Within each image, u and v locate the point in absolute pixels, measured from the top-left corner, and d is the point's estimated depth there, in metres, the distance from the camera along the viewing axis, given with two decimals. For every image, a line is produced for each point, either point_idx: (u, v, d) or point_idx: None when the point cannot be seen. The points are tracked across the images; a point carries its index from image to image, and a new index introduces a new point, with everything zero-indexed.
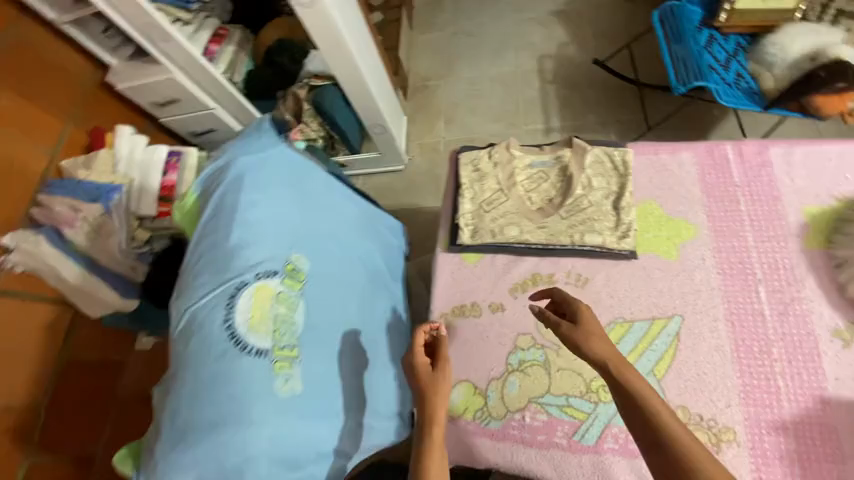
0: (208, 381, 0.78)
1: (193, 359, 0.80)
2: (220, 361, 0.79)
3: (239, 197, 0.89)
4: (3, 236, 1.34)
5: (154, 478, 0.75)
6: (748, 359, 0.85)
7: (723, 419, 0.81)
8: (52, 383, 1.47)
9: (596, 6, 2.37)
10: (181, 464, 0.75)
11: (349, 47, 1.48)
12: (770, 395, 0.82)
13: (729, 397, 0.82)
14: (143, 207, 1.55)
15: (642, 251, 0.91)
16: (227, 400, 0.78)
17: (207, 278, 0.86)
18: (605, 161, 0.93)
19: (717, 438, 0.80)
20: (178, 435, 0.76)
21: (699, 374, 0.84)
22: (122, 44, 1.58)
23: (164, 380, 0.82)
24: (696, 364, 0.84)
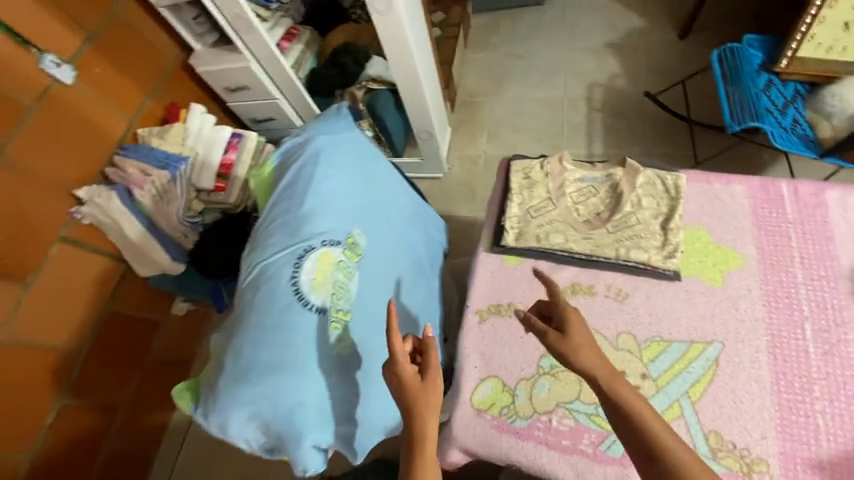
0: (270, 331, 0.84)
1: (258, 308, 0.86)
2: (283, 314, 0.85)
3: (314, 169, 0.95)
4: (79, 188, 1.47)
5: (214, 407, 0.82)
6: (788, 394, 0.83)
7: (757, 450, 0.79)
8: (94, 332, 1.57)
9: (650, 43, 2.41)
10: (239, 400, 0.81)
11: (413, 55, 1.58)
12: (809, 433, 0.80)
13: (765, 429, 0.81)
14: (203, 180, 1.67)
15: (686, 275, 0.92)
16: (285, 351, 0.83)
17: (278, 238, 0.92)
18: (657, 183, 0.96)
19: (749, 469, 0.78)
20: (239, 374, 0.83)
21: (735, 401, 0.82)
22: (207, 32, 1.72)
23: (231, 324, 0.90)
24: (733, 391, 0.83)
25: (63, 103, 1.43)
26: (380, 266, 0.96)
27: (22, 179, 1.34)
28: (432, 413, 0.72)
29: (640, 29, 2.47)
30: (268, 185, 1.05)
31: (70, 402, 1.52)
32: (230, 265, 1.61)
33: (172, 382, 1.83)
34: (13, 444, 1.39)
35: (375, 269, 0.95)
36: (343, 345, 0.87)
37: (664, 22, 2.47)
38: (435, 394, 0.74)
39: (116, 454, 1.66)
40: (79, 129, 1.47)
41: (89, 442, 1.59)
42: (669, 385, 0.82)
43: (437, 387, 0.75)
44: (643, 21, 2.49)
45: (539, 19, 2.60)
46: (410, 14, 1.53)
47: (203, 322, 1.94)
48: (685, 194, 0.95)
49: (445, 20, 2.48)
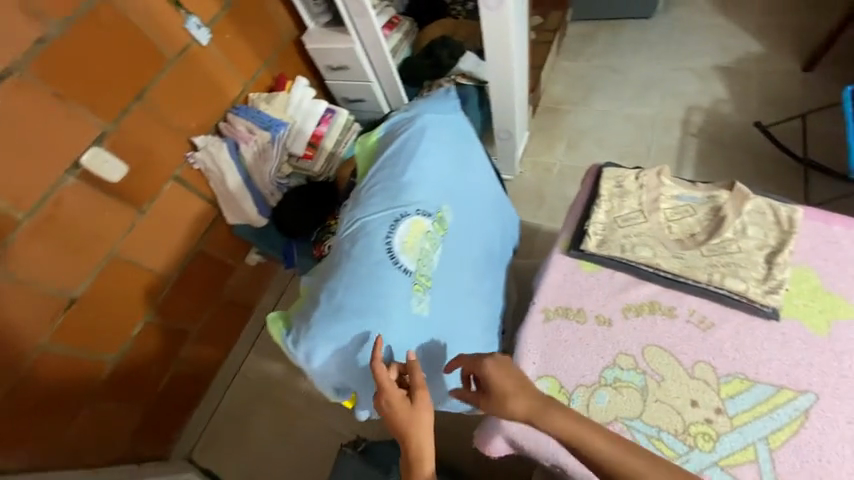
0: (362, 281, 0.89)
1: (353, 258, 0.91)
2: (375, 268, 0.90)
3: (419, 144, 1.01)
4: (196, 136, 1.66)
5: (304, 339, 0.88)
6: None
7: None
8: (182, 265, 1.75)
9: (767, 71, 2.21)
10: (329, 336, 0.87)
11: (512, 53, 1.59)
12: None
13: None
14: (295, 145, 1.83)
15: (786, 315, 0.84)
16: (373, 302, 0.88)
17: (378, 200, 0.97)
18: (766, 214, 0.90)
19: None
20: (329, 315, 0.88)
21: (821, 460, 0.73)
22: (322, 13, 1.87)
23: (324, 268, 0.96)
24: (825, 450, 0.74)
25: (197, 60, 1.61)
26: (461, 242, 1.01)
27: (155, 120, 1.52)
28: (426, 437, 0.76)
29: (756, 55, 2.27)
30: (369, 152, 1.11)
31: (152, 320, 1.71)
32: (307, 227, 1.76)
33: (233, 324, 2.01)
34: (105, 344, 1.59)
35: (455, 245, 1.01)
36: (422, 305, 0.92)
37: (787, 50, 2.25)
38: (427, 415, 0.77)
39: (179, 376, 1.85)
40: (205, 85, 1.65)
41: (160, 359, 1.77)
42: (747, 426, 0.76)
43: (427, 407, 0.78)
44: (762, 47, 2.29)
45: (642, 33, 2.48)
46: (517, 14, 1.55)
47: (267, 276, 2.11)
48: (799, 231, 0.89)
49: (543, 25, 2.45)
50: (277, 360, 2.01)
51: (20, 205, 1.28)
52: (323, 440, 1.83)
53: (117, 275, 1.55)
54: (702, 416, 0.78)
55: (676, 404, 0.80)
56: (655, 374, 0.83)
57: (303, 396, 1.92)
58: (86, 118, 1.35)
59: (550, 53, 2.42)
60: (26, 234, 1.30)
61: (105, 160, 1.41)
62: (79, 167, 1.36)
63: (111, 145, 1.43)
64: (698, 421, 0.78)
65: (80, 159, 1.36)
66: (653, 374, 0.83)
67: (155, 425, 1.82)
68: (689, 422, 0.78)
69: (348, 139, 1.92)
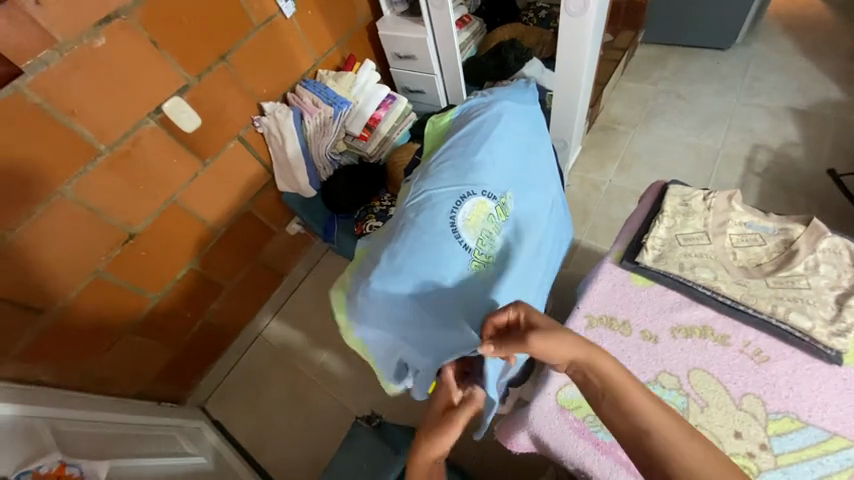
0: (425, 246, 0.91)
1: (418, 225, 0.93)
2: (439, 237, 0.93)
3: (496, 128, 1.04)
4: (265, 102, 1.75)
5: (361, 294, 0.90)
6: None
7: None
8: (231, 222, 1.84)
9: (846, 120, 2.09)
10: (390, 294, 0.90)
11: (583, 64, 1.58)
12: None
13: None
14: (353, 125, 1.88)
15: (850, 361, 0.79)
16: (434, 268, 0.90)
17: (448, 175, 0.99)
18: (843, 254, 0.86)
19: None
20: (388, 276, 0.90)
21: None
22: (399, 2, 1.92)
23: (385, 233, 0.98)
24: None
25: (279, 30, 1.69)
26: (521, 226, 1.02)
27: (233, 81, 1.61)
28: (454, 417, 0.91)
29: (837, 102, 2.15)
30: (439, 132, 1.14)
31: (193, 269, 1.78)
32: (354, 205, 1.80)
33: (265, 287, 2.08)
34: (152, 283, 1.67)
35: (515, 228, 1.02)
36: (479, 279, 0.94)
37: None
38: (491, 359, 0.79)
39: (208, 327, 1.93)
40: (281, 55, 1.74)
41: (193, 308, 1.85)
42: (791, 467, 0.73)
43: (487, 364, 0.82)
44: (845, 95, 2.17)
45: (716, 64, 2.41)
46: (597, 25, 1.53)
47: (303, 247, 2.18)
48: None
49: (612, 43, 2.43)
50: (300, 329, 2.08)
51: (104, 138, 1.36)
52: (333, 414, 1.87)
53: (173, 220, 1.64)
54: (746, 450, 0.75)
55: (718, 432, 0.77)
56: (698, 399, 0.80)
57: (319, 368, 1.97)
58: (174, 68, 1.44)
59: (615, 71, 2.40)
60: (103, 166, 1.39)
61: (183, 110, 1.51)
62: (160, 112, 1.46)
63: (191, 98, 1.52)
64: (740, 454, 0.75)
65: (162, 106, 1.46)
66: (697, 399, 0.80)
67: (180, 369, 1.90)
68: (729, 453, 0.75)
69: (403, 126, 1.98)
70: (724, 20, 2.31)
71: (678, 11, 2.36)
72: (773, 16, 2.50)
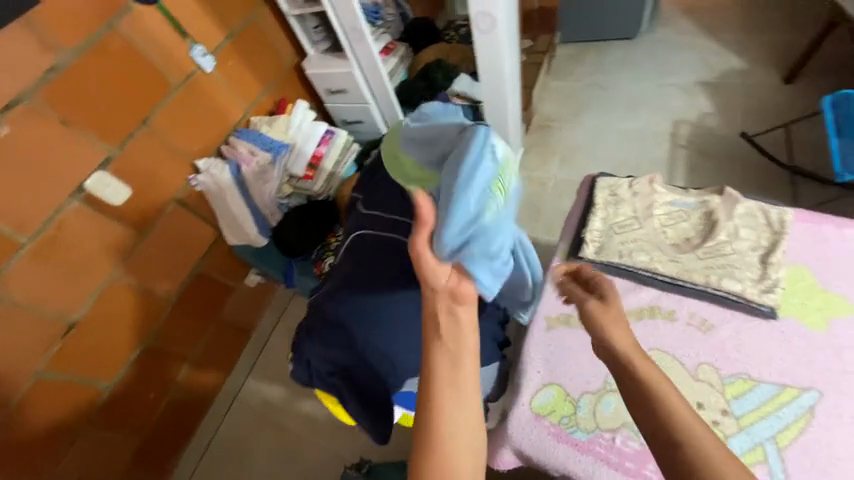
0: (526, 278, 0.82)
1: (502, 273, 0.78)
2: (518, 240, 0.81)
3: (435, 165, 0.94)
4: (199, 159, 1.70)
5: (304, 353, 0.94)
6: None
7: None
8: (182, 286, 1.75)
9: (749, 86, 2.29)
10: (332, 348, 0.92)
11: (503, 73, 1.66)
12: None
13: None
14: (295, 166, 1.86)
15: (784, 314, 0.84)
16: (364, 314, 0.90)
17: (485, 225, 0.68)
18: (758, 216, 0.93)
19: None
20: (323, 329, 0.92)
21: (831, 458, 0.73)
22: (322, 40, 1.96)
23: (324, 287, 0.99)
24: (831, 446, 0.73)
25: (201, 86, 1.67)
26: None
27: (160, 144, 1.56)
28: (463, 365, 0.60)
29: (739, 71, 2.36)
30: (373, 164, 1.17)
31: (148, 344, 1.68)
32: (310, 247, 1.77)
33: (232, 346, 1.98)
34: (104, 370, 1.56)
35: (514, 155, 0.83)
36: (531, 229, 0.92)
37: (766, 66, 2.34)
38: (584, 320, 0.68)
39: (176, 402, 1.80)
40: (207, 110, 1.70)
41: (157, 386, 1.73)
42: (753, 427, 0.76)
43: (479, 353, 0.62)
44: (743, 63, 2.39)
45: (628, 53, 2.60)
46: (509, 38, 1.62)
47: (267, 297, 2.11)
48: (790, 232, 0.91)
49: (532, 48, 2.61)
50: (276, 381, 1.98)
51: (24, 229, 1.29)
52: (323, 465, 1.77)
53: (116, 298, 1.54)
54: (712, 417, 0.78)
55: None
56: None
57: (302, 418, 1.88)
58: (92, 143, 1.39)
59: (540, 73, 2.54)
60: (26, 258, 1.31)
61: (108, 184, 1.44)
62: (83, 191, 1.39)
63: (116, 169, 1.47)
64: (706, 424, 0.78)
65: (84, 183, 1.39)
66: None
67: (151, 454, 1.75)
68: None
69: (347, 159, 1.96)
70: (626, 13, 2.51)
71: (585, 10, 2.55)
72: (668, 3, 2.73)
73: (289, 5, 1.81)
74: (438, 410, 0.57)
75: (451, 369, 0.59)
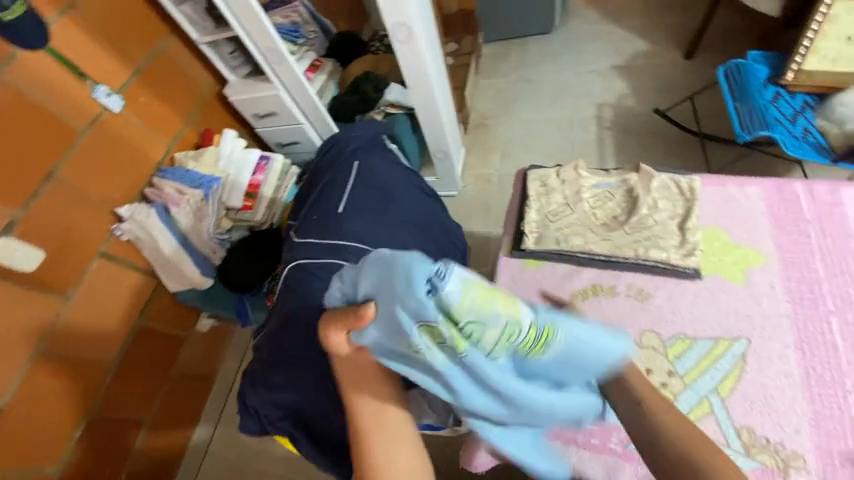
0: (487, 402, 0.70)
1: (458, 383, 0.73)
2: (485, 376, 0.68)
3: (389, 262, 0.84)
4: (121, 207, 1.57)
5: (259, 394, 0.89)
6: (819, 388, 0.79)
7: (792, 445, 0.75)
8: (124, 347, 1.60)
9: (656, 65, 2.49)
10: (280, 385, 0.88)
11: (429, 79, 1.68)
12: (844, 427, 0.76)
13: (798, 423, 0.77)
14: (231, 199, 1.75)
15: (707, 273, 0.91)
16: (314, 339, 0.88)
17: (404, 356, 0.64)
18: (672, 187, 1.01)
19: (785, 464, 0.74)
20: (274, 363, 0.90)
21: (766, 397, 0.80)
22: (241, 65, 1.86)
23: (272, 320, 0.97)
24: (763, 386, 0.80)
25: (112, 129, 1.55)
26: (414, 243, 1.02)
27: (71, 198, 1.43)
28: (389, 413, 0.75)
29: (646, 52, 2.56)
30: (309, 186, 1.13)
31: (94, 417, 1.52)
32: (258, 279, 1.68)
33: (193, 399, 1.84)
34: (42, 457, 1.39)
35: (492, 301, 0.59)
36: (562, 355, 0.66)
37: (668, 45, 2.56)
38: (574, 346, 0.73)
39: (136, 473, 1.64)
40: (123, 153, 1.58)
41: (112, 460, 1.57)
42: (697, 382, 0.82)
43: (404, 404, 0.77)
44: (648, 45, 2.60)
45: (547, 46, 2.75)
46: (429, 44, 1.64)
47: (224, 340, 1.98)
48: (700, 197, 1.00)
49: (458, 50, 2.67)
50: None
51: None
52: None
53: (45, 374, 1.38)
54: (660, 381, 0.83)
55: None
56: None
57: (280, 460, 1.77)
58: None
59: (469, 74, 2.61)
60: None
61: (15, 249, 1.29)
62: None
63: (22, 232, 1.33)
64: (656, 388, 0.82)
65: None
66: None
67: None
68: None
69: (288, 182, 1.88)
70: (539, 9, 2.65)
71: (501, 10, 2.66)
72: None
73: (199, 32, 1.72)
74: (369, 446, 0.73)
75: (377, 411, 0.75)
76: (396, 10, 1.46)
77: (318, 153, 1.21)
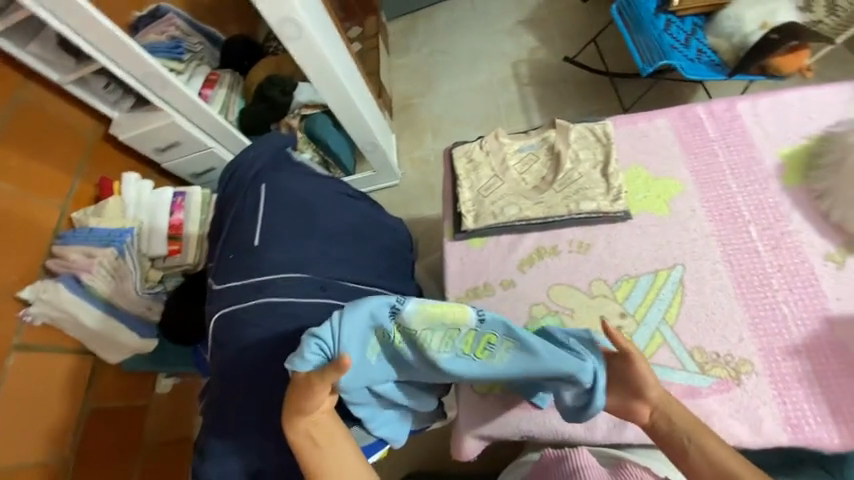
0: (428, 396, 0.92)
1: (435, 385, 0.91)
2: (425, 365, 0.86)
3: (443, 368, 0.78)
4: (23, 289, 1.37)
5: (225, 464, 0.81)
6: (751, 293, 0.86)
7: (738, 352, 0.82)
8: (78, 438, 1.44)
9: (558, 11, 2.52)
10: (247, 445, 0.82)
11: (335, 73, 1.57)
12: (778, 323, 0.83)
13: (740, 331, 0.83)
14: (153, 247, 1.61)
15: (636, 212, 0.95)
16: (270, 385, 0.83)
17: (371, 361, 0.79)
18: (589, 135, 1.03)
19: (736, 372, 0.80)
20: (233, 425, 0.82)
21: (708, 314, 0.85)
22: (122, 98, 1.67)
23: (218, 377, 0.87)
24: (705, 305, 0.86)
25: None
26: (350, 253, 0.97)
27: None
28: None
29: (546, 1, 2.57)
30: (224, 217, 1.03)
31: None
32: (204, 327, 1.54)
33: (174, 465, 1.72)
34: None
35: (442, 316, 0.74)
36: (510, 361, 0.77)
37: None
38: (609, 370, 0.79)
39: None
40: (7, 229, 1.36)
41: None
42: (648, 316, 0.86)
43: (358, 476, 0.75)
44: None
45: (451, 13, 2.70)
46: (325, 34, 1.52)
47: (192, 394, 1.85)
48: (615, 139, 1.02)
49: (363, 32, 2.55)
50: None
51: None
52: None
53: None
54: (615, 324, 0.86)
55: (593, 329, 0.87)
56: (565, 310, 0.89)
57: None
58: None
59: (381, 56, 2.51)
60: None
61: None
62: None
63: None
64: None
65: None
66: (564, 311, 0.89)
67: None
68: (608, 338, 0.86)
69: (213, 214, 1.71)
70: None
71: None
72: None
73: (60, 71, 1.49)
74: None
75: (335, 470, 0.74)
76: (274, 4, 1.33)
77: (221, 179, 1.11)
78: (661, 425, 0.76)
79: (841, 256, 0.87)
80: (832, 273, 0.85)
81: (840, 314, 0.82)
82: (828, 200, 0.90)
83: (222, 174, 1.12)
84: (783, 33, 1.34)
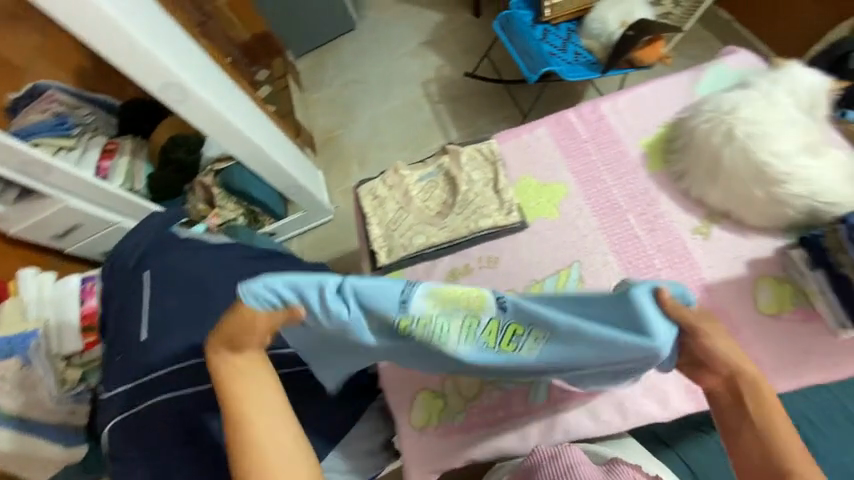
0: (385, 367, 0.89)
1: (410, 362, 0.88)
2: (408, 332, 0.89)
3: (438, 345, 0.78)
4: None
5: None
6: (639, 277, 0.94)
7: None
8: None
9: (456, 29, 2.66)
10: None
11: (235, 126, 1.53)
12: None
13: None
14: (66, 345, 1.41)
15: (531, 219, 1.01)
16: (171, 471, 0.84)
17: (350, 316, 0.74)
18: (479, 155, 1.08)
19: None
20: None
21: None
22: (5, 189, 1.52)
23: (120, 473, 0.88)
24: None
25: None
26: None
27: None
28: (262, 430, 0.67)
29: (444, 20, 2.70)
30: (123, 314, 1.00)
31: None
32: None
33: None
34: None
35: (456, 303, 0.73)
36: (537, 351, 0.77)
37: (458, 7, 2.73)
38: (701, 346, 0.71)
39: None
40: None
41: None
42: None
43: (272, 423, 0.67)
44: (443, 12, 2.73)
45: (356, 43, 2.75)
46: (220, 94, 1.49)
47: None
48: (502, 155, 1.09)
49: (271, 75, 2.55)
50: None
51: None
52: None
53: None
54: None
55: None
56: None
57: None
58: None
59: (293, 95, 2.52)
60: None
61: None
62: None
63: None
64: None
65: None
66: None
67: None
68: None
69: None
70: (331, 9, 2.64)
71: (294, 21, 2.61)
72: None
73: None
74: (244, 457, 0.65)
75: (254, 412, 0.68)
76: (154, 74, 1.28)
77: (107, 272, 1.12)
78: (725, 400, 0.69)
79: (706, 227, 0.98)
80: (700, 244, 0.97)
81: (714, 280, 0.94)
82: (686, 180, 1.01)
83: (110, 262, 1.13)
84: (636, 30, 1.47)
